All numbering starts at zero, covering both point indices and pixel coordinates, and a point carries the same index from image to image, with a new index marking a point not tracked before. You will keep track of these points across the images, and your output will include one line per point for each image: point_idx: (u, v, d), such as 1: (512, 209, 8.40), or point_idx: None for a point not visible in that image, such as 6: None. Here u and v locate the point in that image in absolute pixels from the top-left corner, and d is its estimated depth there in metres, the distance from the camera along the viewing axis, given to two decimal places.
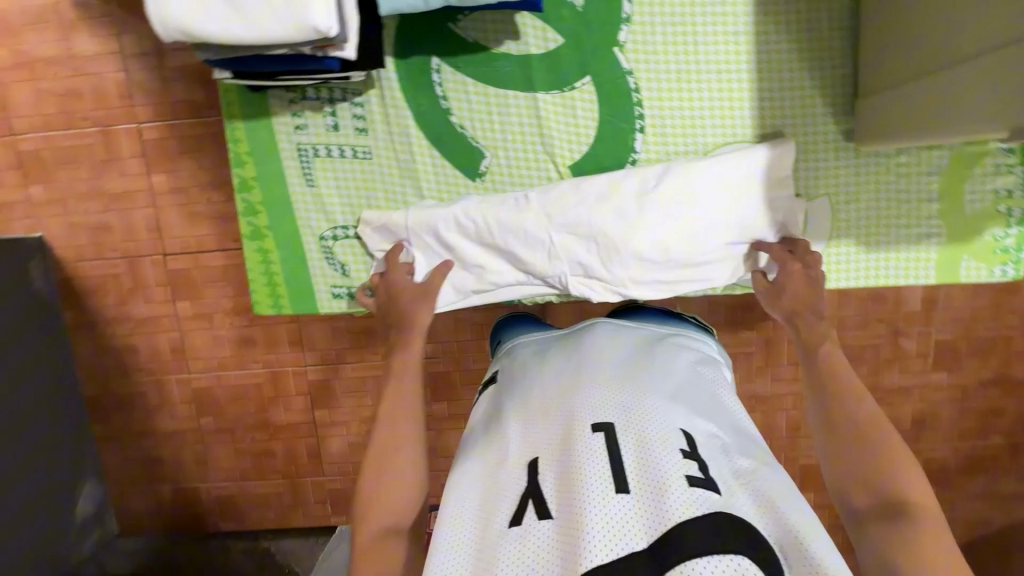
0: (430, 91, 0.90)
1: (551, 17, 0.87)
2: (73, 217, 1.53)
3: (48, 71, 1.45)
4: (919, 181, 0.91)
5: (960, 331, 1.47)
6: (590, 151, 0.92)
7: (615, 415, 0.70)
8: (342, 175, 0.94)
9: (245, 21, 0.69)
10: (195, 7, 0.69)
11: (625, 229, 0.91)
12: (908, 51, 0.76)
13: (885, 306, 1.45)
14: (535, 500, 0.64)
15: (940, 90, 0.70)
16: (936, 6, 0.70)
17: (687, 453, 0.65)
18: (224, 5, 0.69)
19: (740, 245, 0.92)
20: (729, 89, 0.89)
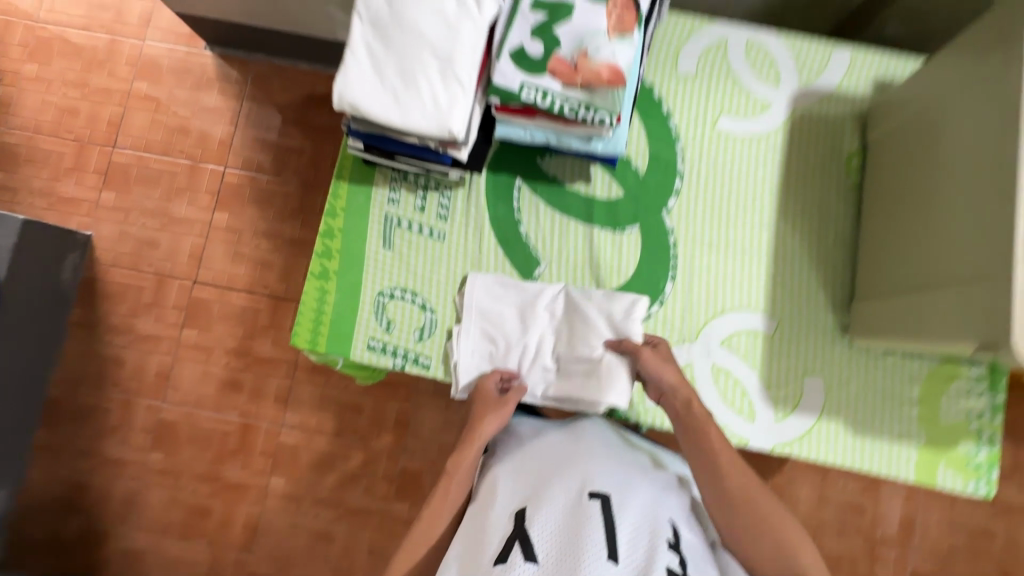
0: (505, 202, 0.86)
1: (659, 160, 0.87)
2: (128, 227, 1.63)
3: (170, 110, 1.68)
4: (906, 377, 0.82)
5: (935, 567, 1.44)
6: (664, 289, 0.84)
7: (613, 487, 0.66)
8: (417, 248, 0.85)
9: (383, 101, 0.66)
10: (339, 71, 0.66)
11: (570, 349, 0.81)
12: (888, 259, 0.78)
13: (861, 518, 1.45)
14: (523, 543, 0.60)
15: (921, 305, 0.70)
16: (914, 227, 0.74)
17: (673, 546, 0.62)
18: (372, 75, 0.66)
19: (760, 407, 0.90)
20: (750, 257, 0.85)
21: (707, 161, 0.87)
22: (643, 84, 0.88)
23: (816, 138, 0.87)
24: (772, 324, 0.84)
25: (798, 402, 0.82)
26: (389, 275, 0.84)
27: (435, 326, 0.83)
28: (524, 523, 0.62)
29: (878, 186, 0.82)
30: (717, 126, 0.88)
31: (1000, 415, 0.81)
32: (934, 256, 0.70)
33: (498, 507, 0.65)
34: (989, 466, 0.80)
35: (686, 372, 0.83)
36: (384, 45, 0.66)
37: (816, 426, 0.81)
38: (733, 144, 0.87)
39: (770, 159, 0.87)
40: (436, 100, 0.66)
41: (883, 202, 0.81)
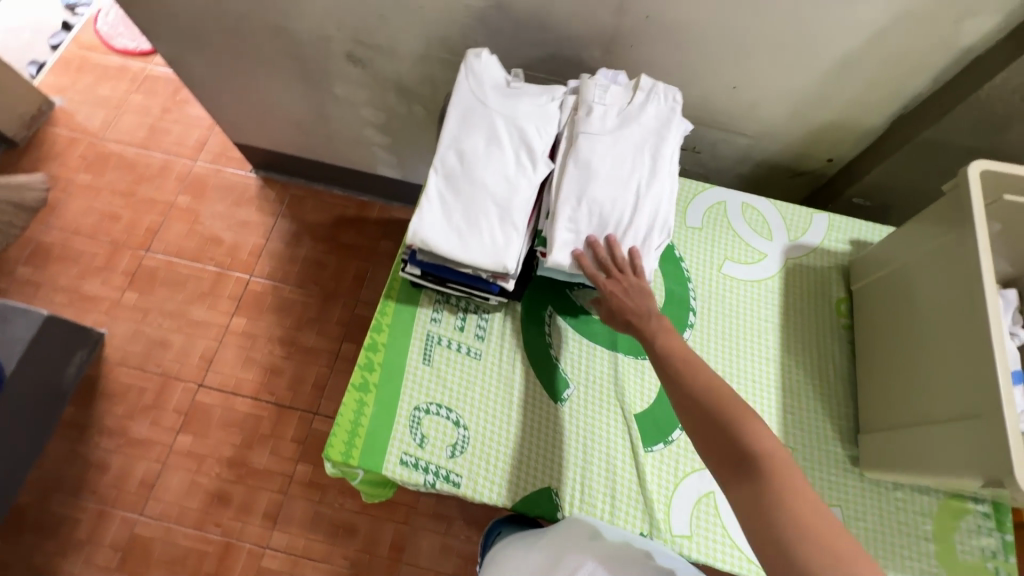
0: (538, 326, 0.94)
1: (672, 297, 0.98)
2: (144, 327, 1.66)
3: (208, 221, 1.81)
4: (919, 514, 0.85)
5: None
6: None
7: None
8: (454, 366, 0.91)
9: (450, 235, 0.77)
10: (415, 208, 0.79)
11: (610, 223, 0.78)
12: (888, 394, 0.85)
13: None
14: None
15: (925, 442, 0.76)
16: (907, 367, 0.83)
17: None
18: (442, 214, 0.78)
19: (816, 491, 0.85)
20: (761, 389, 0.93)
21: (717, 301, 0.99)
22: None
23: (808, 285, 1.01)
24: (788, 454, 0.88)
25: None
26: (427, 390, 0.89)
27: (466, 443, 0.86)
28: None
29: (868, 328, 0.93)
30: (723, 269, 1.01)
31: (1012, 556, 0.83)
32: (929, 397, 0.78)
33: None
34: None
35: (708, 497, 0.85)
36: (454, 193, 0.79)
37: None
38: (738, 287, 1.00)
39: (771, 301, 0.99)
40: (496, 240, 0.78)
41: (872, 344, 0.91)
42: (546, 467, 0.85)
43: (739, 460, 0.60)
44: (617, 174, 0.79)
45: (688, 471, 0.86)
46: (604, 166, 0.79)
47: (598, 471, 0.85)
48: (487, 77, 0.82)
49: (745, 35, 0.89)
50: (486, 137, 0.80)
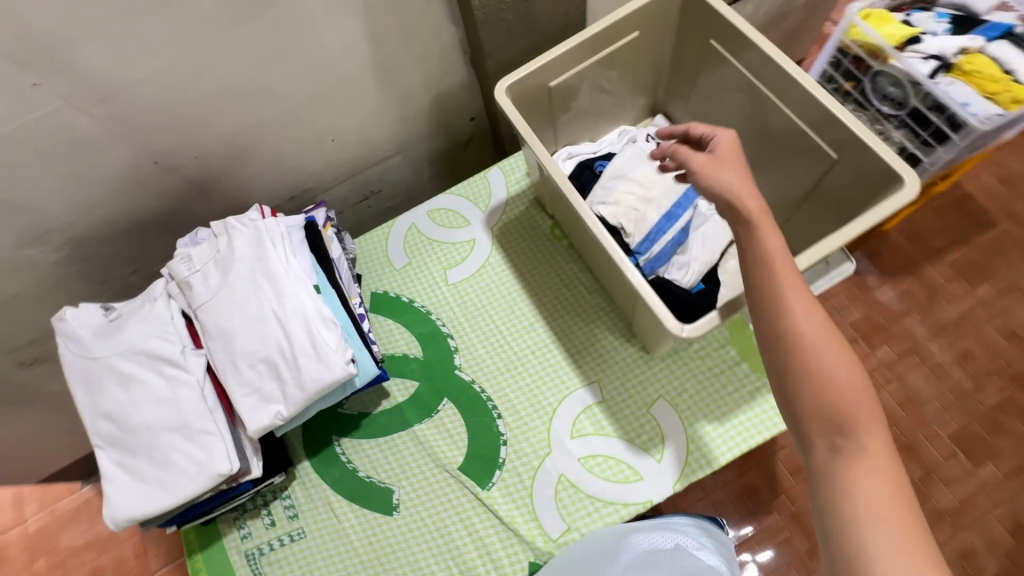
0: (335, 463, 0.91)
1: (425, 338, 0.97)
2: None
3: (74, 561, 1.58)
4: (718, 349, 0.88)
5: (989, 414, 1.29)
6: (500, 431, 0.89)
7: None
8: (288, 562, 0.86)
9: (152, 493, 0.72)
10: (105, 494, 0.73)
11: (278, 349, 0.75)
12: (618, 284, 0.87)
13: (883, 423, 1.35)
14: None
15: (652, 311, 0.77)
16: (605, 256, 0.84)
17: None
18: (132, 480, 0.73)
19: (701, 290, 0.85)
20: (542, 353, 0.93)
21: (462, 310, 0.98)
22: (377, 294, 1.01)
23: (520, 237, 1.02)
24: (596, 388, 0.89)
25: (664, 437, 0.84)
26: None
27: None
28: None
29: (577, 239, 0.95)
30: (449, 280, 1.01)
31: None
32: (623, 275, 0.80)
33: None
34: None
35: (562, 482, 0.84)
36: (130, 452, 0.74)
37: (690, 441, 0.84)
38: (470, 285, 1.00)
39: (502, 275, 1.00)
40: (197, 459, 0.73)
41: (586, 248, 0.93)
42: None
43: (827, 434, 0.54)
44: (249, 315, 0.76)
45: (532, 475, 0.86)
46: (235, 322, 0.76)
47: (463, 540, 0.84)
48: (82, 330, 0.77)
49: (283, 103, 0.87)
50: (117, 381, 0.75)
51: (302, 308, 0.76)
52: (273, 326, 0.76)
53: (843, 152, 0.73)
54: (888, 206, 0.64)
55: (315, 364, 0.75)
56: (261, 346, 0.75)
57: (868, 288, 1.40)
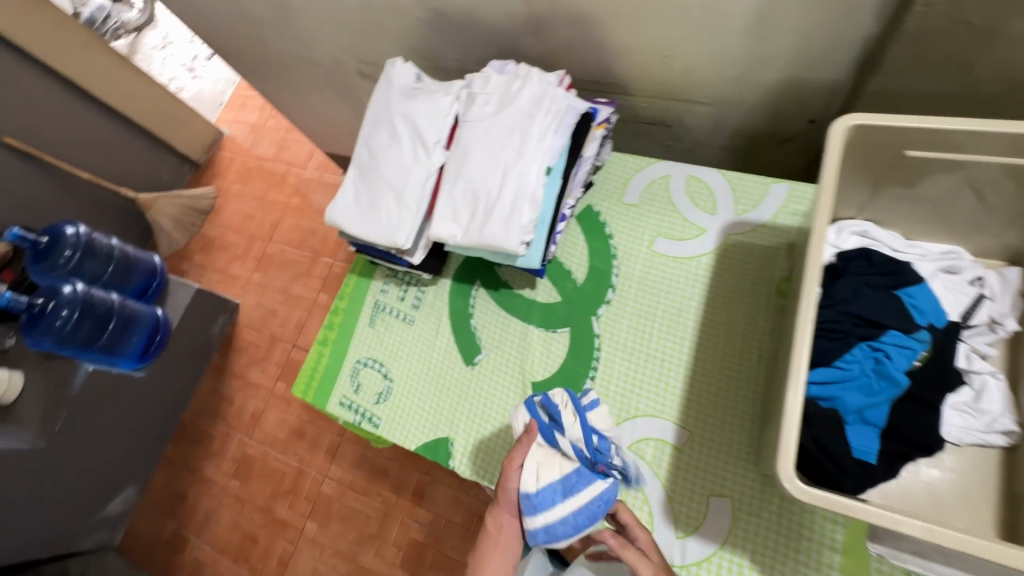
0: (463, 299, 1.05)
1: (593, 273, 0.99)
2: (262, 298, 2.14)
3: (310, 216, 2.20)
4: (824, 519, 0.75)
5: None
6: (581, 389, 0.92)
7: None
8: (392, 330, 1.07)
9: (357, 218, 0.93)
10: (337, 197, 0.96)
11: (489, 193, 0.85)
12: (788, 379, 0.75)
13: None
14: None
15: None
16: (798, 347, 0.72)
17: None
18: (354, 201, 0.95)
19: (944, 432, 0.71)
20: (667, 370, 0.90)
21: (640, 279, 0.97)
22: (590, 209, 1.04)
23: (746, 262, 0.92)
24: (683, 437, 0.85)
25: (699, 526, 0.80)
26: (368, 348, 1.07)
27: (390, 393, 1.02)
28: None
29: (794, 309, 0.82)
30: (653, 246, 0.98)
31: None
32: None
33: None
34: None
35: None
36: (365, 183, 0.95)
37: (717, 553, 0.78)
38: (664, 264, 0.96)
39: (698, 279, 0.94)
40: (391, 220, 0.91)
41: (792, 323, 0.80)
42: (449, 422, 0.97)
43: None
44: (490, 153, 0.86)
45: None
46: (479, 149, 0.87)
47: (491, 429, 0.94)
48: (397, 80, 0.96)
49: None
50: (389, 132, 0.94)
51: (526, 179, 0.84)
52: (498, 174, 0.85)
53: None
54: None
55: (501, 225, 0.84)
56: (481, 181, 0.86)
57: None
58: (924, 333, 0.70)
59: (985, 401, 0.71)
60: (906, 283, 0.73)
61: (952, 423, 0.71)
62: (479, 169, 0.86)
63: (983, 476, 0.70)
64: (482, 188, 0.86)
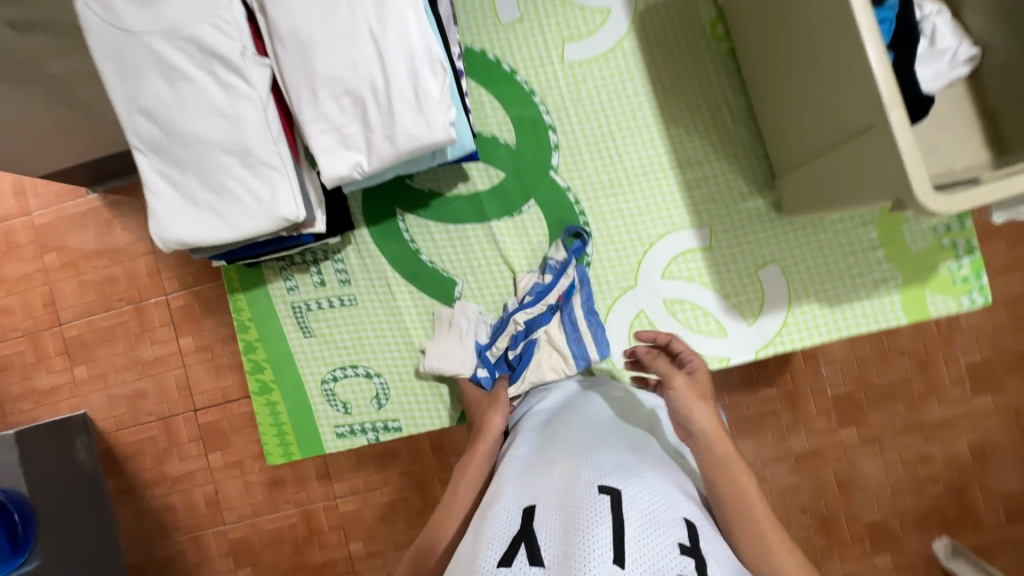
0: (397, 240, 0.81)
1: (522, 126, 0.80)
2: (109, 387, 1.49)
3: (88, 264, 1.50)
4: (856, 228, 0.76)
5: None
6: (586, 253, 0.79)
7: (625, 477, 0.53)
8: (336, 323, 0.82)
9: (205, 219, 0.62)
10: (148, 208, 0.62)
11: (373, 84, 0.59)
12: (793, 116, 0.68)
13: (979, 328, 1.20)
14: (526, 539, 0.48)
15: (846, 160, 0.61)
16: (800, 75, 0.64)
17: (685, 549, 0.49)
18: (180, 198, 0.62)
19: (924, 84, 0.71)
20: (657, 182, 0.79)
21: (575, 103, 0.80)
22: (473, 52, 0.80)
23: (670, 23, 0.78)
24: (706, 234, 0.78)
25: (762, 304, 0.77)
26: (323, 359, 0.82)
27: (387, 388, 0.81)
28: (528, 517, 0.50)
29: (748, 44, 0.73)
30: (566, 57, 0.80)
31: (969, 219, 0.74)
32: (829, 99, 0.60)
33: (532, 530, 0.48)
34: (978, 275, 0.74)
35: (640, 318, 0.79)
36: (178, 166, 0.61)
37: (790, 315, 0.77)
38: (590, 72, 0.80)
39: (633, 69, 0.79)
40: (259, 195, 0.61)
41: (759, 60, 0.71)
42: None
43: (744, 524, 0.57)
44: (338, 29, 0.58)
45: (607, 306, 0.79)
46: (319, 31, 0.58)
47: None
48: None
49: None
50: (160, 73, 0.59)
51: (410, 39, 0.58)
52: (368, 52, 0.58)
53: None
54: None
55: (414, 117, 0.60)
56: (352, 76, 0.59)
57: None
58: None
59: (940, 40, 0.71)
60: None
61: (925, 75, 0.71)
62: (337, 59, 0.58)
63: (961, 110, 0.73)
64: (358, 84, 0.59)
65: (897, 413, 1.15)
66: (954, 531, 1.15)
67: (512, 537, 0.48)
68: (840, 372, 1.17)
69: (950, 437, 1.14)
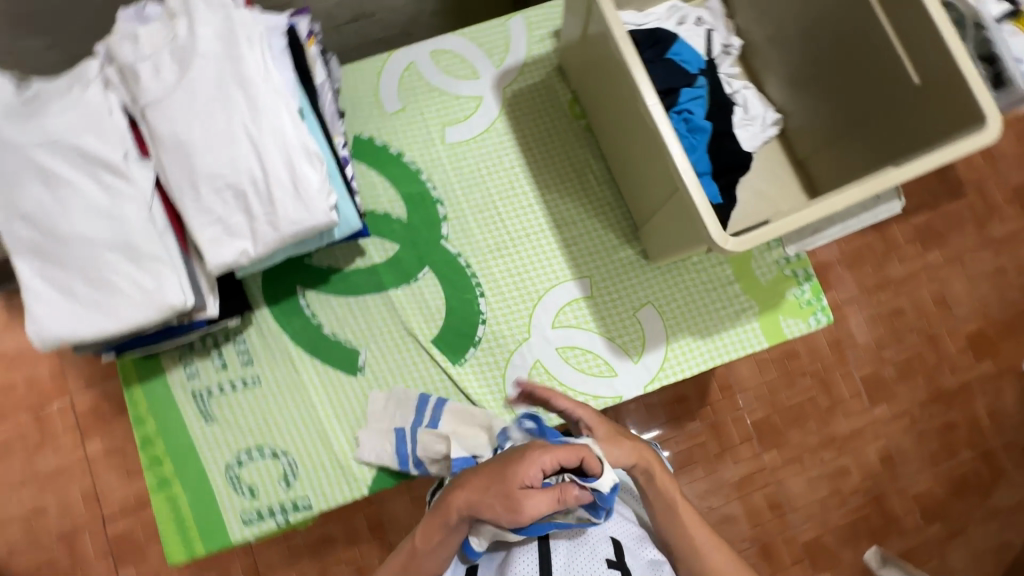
0: (299, 317, 0.84)
1: (412, 201, 0.87)
2: (2, 508, 1.27)
3: None
4: (712, 268, 0.87)
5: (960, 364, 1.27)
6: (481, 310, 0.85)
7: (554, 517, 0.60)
8: (240, 405, 0.81)
9: (88, 316, 0.63)
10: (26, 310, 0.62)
11: (253, 177, 0.64)
12: (637, 178, 0.79)
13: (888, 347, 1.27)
14: None
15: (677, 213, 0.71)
16: (633, 147, 0.75)
17: None
18: (62, 298, 0.62)
19: (746, 145, 0.85)
20: (539, 241, 0.87)
21: (460, 178, 0.88)
22: (361, 140, 0.88)
23: (533, 107, 0.90)
24: (586, 284, 0.86)
25: (644, 342, 0.85)
26: (227, 444, 0.81)
27: (295, 466, 0.81)
28: None
29: (597, 120, 0.85)
30: (447, 139, 0.89)
31: (802, 252, 0.87)
32: (655, 166, 0.71)
33: None
34: (818, 297, 0.86)
35: (537, 367, 0.84)
36: (60, 267, 0.62)
37: (668, 350, 0.85)
38: (469, 149, 0.89)
39: (506, 146, 0.89)
40: (143, 287, 0.63)
41: (608, 134, 0.83)
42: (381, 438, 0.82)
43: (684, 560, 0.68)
44: (217, 131, 0.63)
45: (507, 358, 0.84)
46: (198, 134, 0.63)
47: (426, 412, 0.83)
48: None
49: None
50: (39, 180, 0.61)
51: (286, 135, 0.64)
52: (246, 149, 0.64)
53: (930, 81, 0.67)
54: (973, 143, 0.61)
55: (293, 203, 0.65)
56: (231, 171, 0.63)
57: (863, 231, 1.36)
58: (701, 79, 0.79)
59: (752, 108, 0.86)
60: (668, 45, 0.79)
61: (744, 137, 0.85)
62: (217, 158, 0.63)
63: (782, 162, 0.87)
64: (238, 178, 0.64)
65: (810, 431, 1.24)
66: (880, 539, 1.21)
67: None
68: (754, 400, 1.24)
69: (859, 448, 1.24)
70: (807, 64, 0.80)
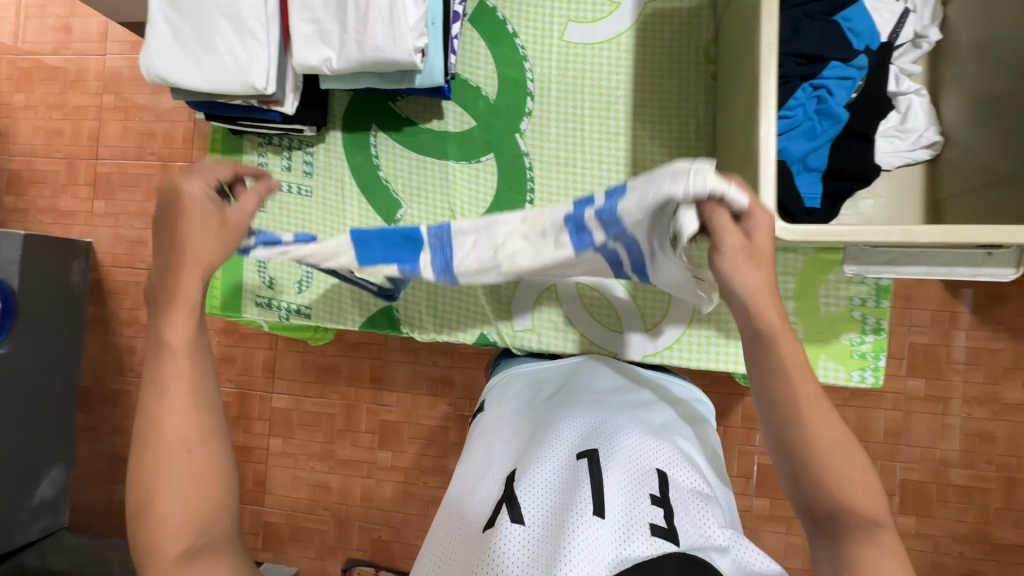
0: (364, 152, 0.88)
1: (505, 86, 0.85)
2: (119, 229, 1.67)
3: (137, 115, 1.67)
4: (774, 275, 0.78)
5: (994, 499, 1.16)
6: None
7: (601, 443, 0.60)
8: (288, 207, 0.89)
9: (188, 65, 0.70)
10: (146, 42, 0.70)
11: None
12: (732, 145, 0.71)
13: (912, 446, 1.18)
14: (508, 505, 0.55)
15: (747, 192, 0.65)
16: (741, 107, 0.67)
17: (657, 499, 0.55)
18: (175, 43, 0.70)
19: (880, 159, 0.72)
20: (607, 172, 0.83)
21: (561, 79, 0.84)
22: (484, 6, 0.85)
23: (667, 33, 0.82)
24: None
25: (664, 313, 0.81)
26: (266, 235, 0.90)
27: (311, 278, 0.88)
28: (511, 485, 0.57)
29: (725, 70, 0.76)
30: (565, 36, 0.84)
31: (885, 300, 0.75)
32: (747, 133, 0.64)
33: (516, 488, 0.56)
34: (876, 354, 0.75)
35: (550, 291, 0.83)
36: (183, 15, 0.70)
37: (684, 334, 0.80)
38: (583, 54, 0.84)
39: (621, 64, 0.83)
40: (238, 58, 0.69)
41: (728, 88, 0.74)
42: None
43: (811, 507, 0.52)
44: None
45: None
46: None
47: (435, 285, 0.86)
48: None
49: None
50: None
51: None
52: None
53: None
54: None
55: (384, 30, 0.66)
56: None
57: (976, 327, 1.18)
58: (861, 58, 0.67)
59: (910, 120, 0.72)
60: (840, 7, 0.67)
61: (882, 149, 0.72)
62: None
63: (914, 195, 0.74)
64: None
65: None
66: None
67: (495, 503, 0.56)
68: None
69: None
70: (995, 91, 0.67)
